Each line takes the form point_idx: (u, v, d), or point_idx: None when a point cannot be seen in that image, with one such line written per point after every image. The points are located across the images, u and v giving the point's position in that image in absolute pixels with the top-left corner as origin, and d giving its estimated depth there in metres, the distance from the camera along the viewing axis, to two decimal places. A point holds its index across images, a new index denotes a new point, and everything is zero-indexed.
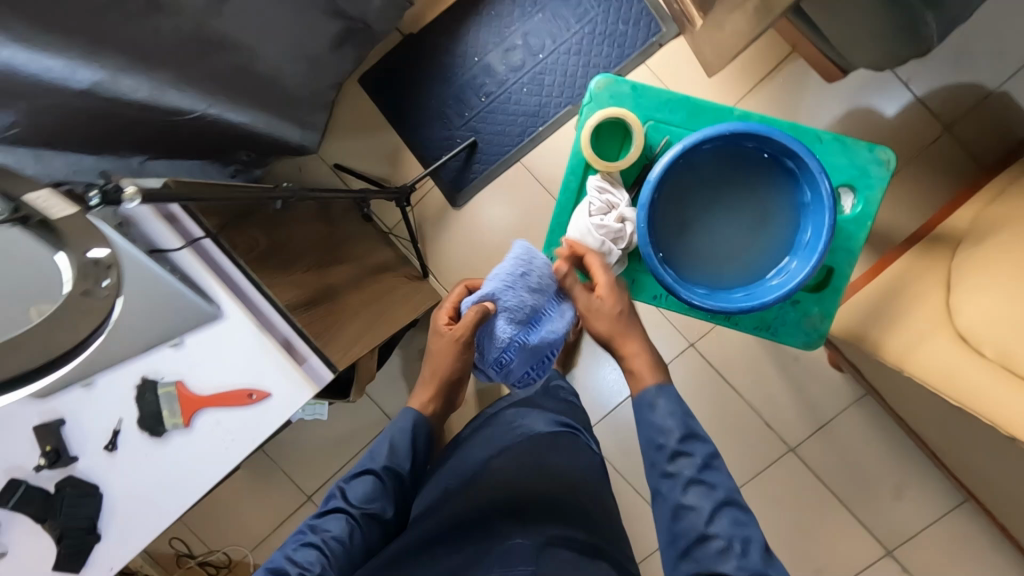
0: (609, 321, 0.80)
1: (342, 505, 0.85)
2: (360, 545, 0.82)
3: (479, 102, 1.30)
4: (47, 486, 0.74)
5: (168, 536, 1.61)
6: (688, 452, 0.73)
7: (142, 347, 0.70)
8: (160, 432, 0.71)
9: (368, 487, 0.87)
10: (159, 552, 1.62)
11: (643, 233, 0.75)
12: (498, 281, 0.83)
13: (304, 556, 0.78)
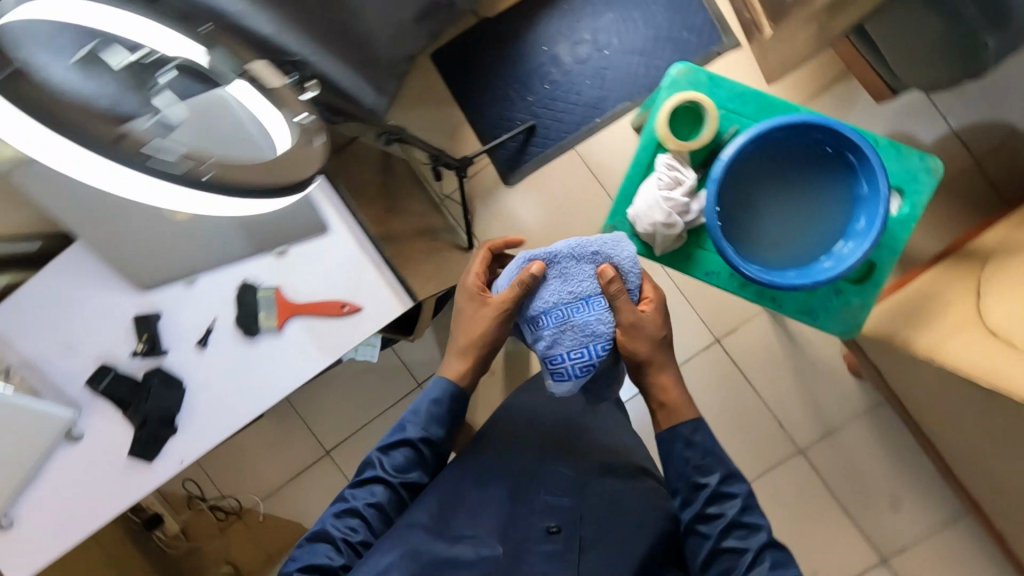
0: (650, 341, 0.87)
1: (383, 477, 0.89)
2: (396, 510, 0.90)
3: (542, 89, 1.38)
4: (136, 374, 0.79)
5: (182, 477, 1.63)
6: (731, 494, 0.87)
7: (249, 251, 0.75)
8: (253, 333, 0.76)
9: (404, 459, 0.91)
10: (170, 492, 1.64)
11: (711, 205, 0.82)
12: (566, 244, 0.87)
13: (348, 524, 0.85)
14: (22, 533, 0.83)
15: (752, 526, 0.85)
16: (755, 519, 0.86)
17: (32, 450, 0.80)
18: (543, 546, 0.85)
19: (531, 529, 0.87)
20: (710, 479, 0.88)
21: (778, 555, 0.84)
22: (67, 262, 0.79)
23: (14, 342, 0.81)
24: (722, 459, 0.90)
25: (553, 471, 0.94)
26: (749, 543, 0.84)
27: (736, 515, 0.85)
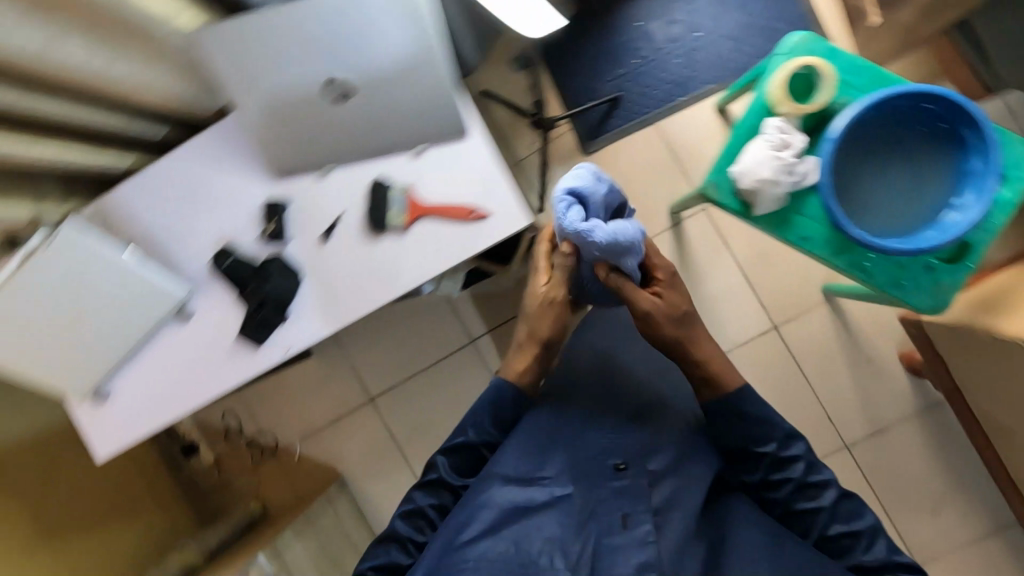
0: (672, 327, 0.96)
1: (444, 483, 0.96)
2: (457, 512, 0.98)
3: (632, 63, 1.40)
4: (256, 257, 0.81)
5: (221, 409, 1.63)
6: (792, 458, 0.92)
7: (386, 148, 0.77)
8: (378, 230, 0.78)
9: (462, 462, 0.98)
10: (208, 423, 1.64)
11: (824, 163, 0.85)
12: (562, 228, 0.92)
13: (415, 525, 0.94)
14: (121, 405, 0.87)
15: (819, 484, 0.90)
16: (822, 476, 0.91)
17: (144, 321, 0.83)
18: (613, 483, 0.91)
19: (599, 471, 0.92)
20: (767, 450, 0.92)
21: (854, 504, 0.89)
22: (204, 143, 0.82)
23: (138, 215, 0.83)
24: (775, 425, 0.93)
25: (611, 418, 0.97)
26: (822, 501, 0.89)
27: (802, 479, 0.90)
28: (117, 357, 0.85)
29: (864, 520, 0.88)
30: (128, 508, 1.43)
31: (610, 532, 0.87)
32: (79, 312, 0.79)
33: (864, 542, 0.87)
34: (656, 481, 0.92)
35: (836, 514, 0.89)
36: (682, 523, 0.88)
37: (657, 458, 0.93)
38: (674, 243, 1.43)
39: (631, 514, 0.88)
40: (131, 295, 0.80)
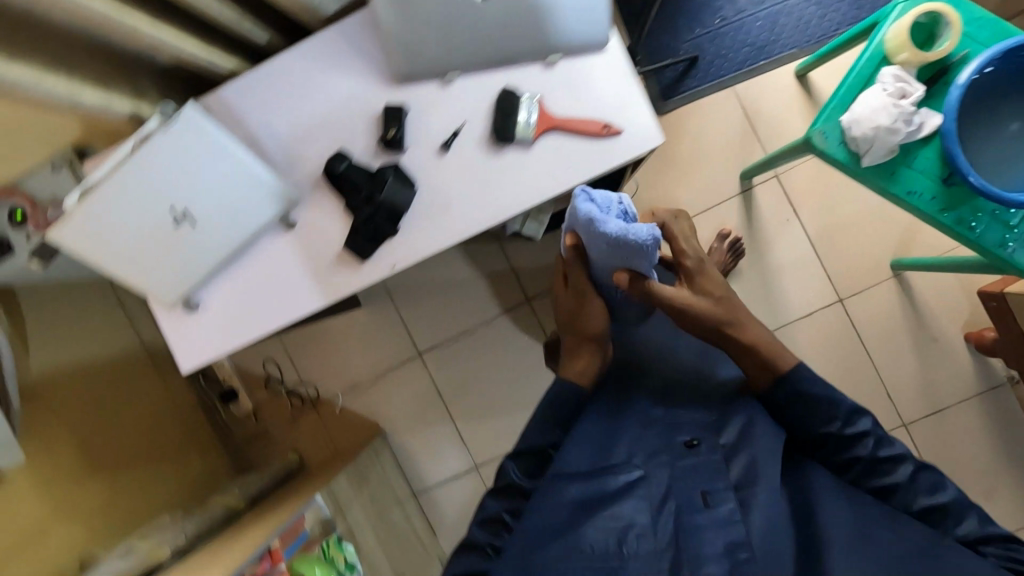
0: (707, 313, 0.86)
1: (513, 485, 0.86)
2: None
3: (712, 23, 1.37)
4: (370, 165, 0.77)
5: (264, 356, 1.59)
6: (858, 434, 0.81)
7: (518, 56, 0.74)
8: (502, 142, 0.75)
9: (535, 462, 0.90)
10: (248, 371, 1.60)
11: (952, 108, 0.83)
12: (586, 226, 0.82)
13: (492, 530, 0.83)
14: (210, 318, 0.82)
15: (891, 459, 0.79)
16: (895, 449, 0.79)
17: (244, 231, 0.78)
18: (686, 461, 0.85)
19: (666, 448, 0.87)
20: (827, 429, 0.82)
21: (934, 474, 0.77)
22: (320, 43, 0.77)
23: (242, 116, 0.79)
24: (834, 401, 0.82)
25: (679, 399, 0.93)
26: (898, 477, 0.78)
27: (873, 456, 0.79)
28: (210, 267, 0.78)
29: (949, 493, 0.76)
30: (165, 453, 1.37)
31: (686, 512, 0.80)
32: (186, 211, 0.75)
33: (953, 518, 0.74)
34: (731, 453, 0.86)
35: (917, 488, 0.77)
36: (770, 492, 0.80)
37: (728, 428, 0.88)
38: (743, 210, 1.41)
39: (712, 492, 0.81)
40: (240, 199, 0.76)
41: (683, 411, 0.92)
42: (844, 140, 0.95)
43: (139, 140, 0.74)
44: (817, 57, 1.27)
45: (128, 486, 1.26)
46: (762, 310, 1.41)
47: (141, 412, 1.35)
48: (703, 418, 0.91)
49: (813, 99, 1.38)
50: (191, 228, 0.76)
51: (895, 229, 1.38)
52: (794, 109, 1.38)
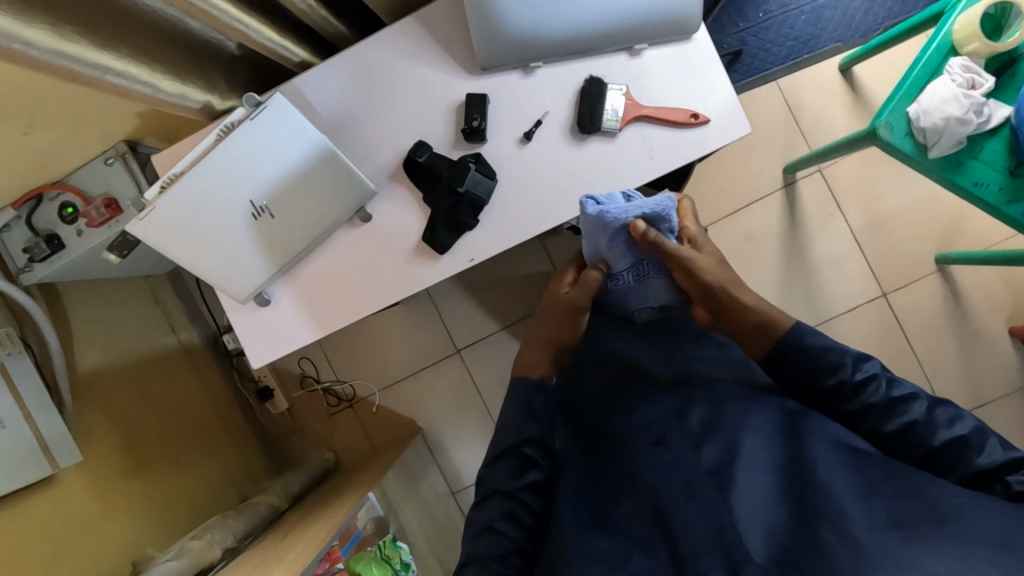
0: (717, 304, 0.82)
1: (497, 491, 0.76)
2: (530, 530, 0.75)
3: (756, 17, 1.34)
4: (451, 155, 0.76)
5: (298, 355, 1.56)
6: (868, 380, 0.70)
7: (605, 45, 0.73)
8: (585, 134, 0.74)
9: (516, 464, 0.78)
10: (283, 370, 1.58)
11: None
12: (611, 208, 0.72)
13: (489, 540, 0.72)
14: (282, 313, 0.80)
15: (905, 399, 0.67)
16: (907, 390, 0.68)
17: (320, 224, 0.77)
18: (663, 457, 0.70)
19: (639, 447, 0.74)
20: (834, 376, 0.70)
21: (950, 409, 0.66)
22: (399, 32, 0.76)
23: (319, 106, 0.77)
24: (836, 347, 0.72)
25: (650, 394, 0.81)
26: (913, 416, 0.66)
27: (886, 398, 0.68)
28: (286, 260, 0.77)
29: (968, 424, 0.64)
30: (209, 450, 1.34)
31: (672, 510, 0.63)
32: (264, 204, 0.75)
33: (977, 451, 0.62)
34: (701, 443, 0.70)
35: (933, 423, 0.65)
36: (755, 477, 0.64)
37: (691, 420, 0.74)
38: (785, 205, 1.40)
39: (693, 482, 0.65)
40: (320, 192, 0.75)
41: (651, 410, 0.78)
42: (910, 131, 0.94)
43: (223, 132, 0.74)
44: (865, 51, 1.26)
45: (181, 481, 1.23)
46: (804, 304, 1.40)
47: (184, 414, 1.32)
48: (668, 407, 0.78)
49: (857, 93, 1.38)
50: (269, 220, 0.75)
51: (938, 222, 1.37)
52: (838, 104, 1.38)
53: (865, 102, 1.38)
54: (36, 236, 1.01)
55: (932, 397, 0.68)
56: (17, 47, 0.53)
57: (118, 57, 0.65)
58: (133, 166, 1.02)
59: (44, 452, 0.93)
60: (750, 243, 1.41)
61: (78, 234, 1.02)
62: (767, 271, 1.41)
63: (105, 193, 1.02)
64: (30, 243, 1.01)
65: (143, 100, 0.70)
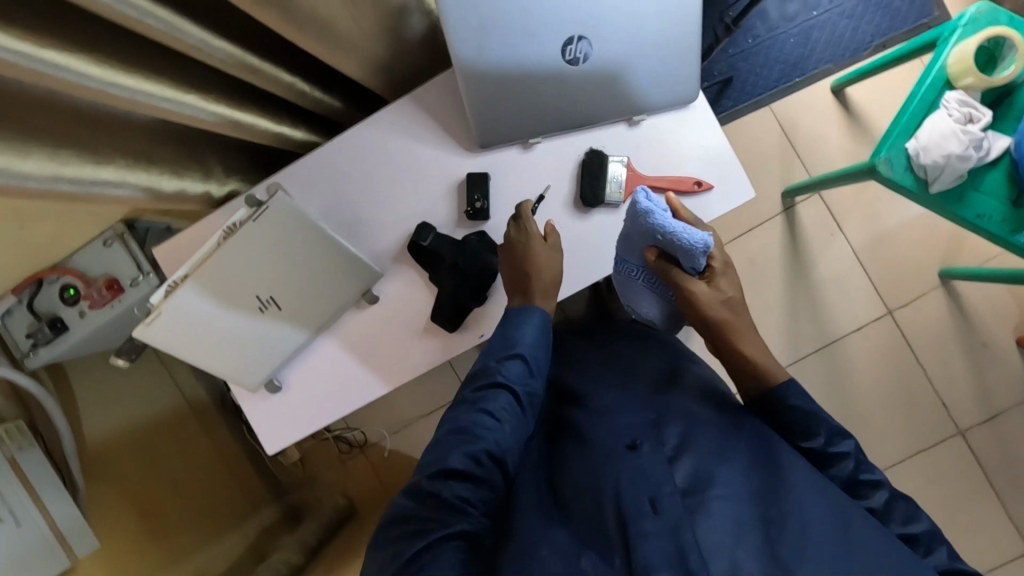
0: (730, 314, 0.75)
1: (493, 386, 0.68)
2: (514, 435, 0.67)
3: (745, 42, 1.33)
4: (456, 234, 0.76)
5: None
6: (839, 454, 0.65)
7: (606, 118, 0.73)
8: (590, 206, 0.74)
9: (515, 370, 0.69)
10: None
11: None
12: (653, 210, 0.64)
13: (473, 428, 0.65)
14: (294, 399, 0.80)
15: (871, 485, 0.63)
16: (875, 476, 0.64)
17: (328, 309, 0.77)
18: (630, 463, 0.60)
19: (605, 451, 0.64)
20: (807, 442, 0.66)
21: (913, 503, 0.63)
22: (395, 113, 0.76)
23: (321, 190, 0.77)
24: (822, 414, 0.66)
25: (626, 397, 0.73)
26: (873, 503, 0.63)
27: (852, 477, 0.64)
28: (298, 344, 0.77)
29: (924, 524, 0.61)
30: (238, 511, 1.33)
31: (630, 525, 0.54)
32: (271, 297, 0.74)
33: (925, 552, 0.60)
34: (676, 458, 0.62)
35: (889, 515, 0.62)
36: (731, 507, 0.56)
37: (668, 433, 0.65)
38: (785, 228, 1.40)
39: (659, 497, 0.56)
40: (329, 276, 0.75)
41: (616, 413, 0.70)
42: (910, 166, 0.94)
43: (225, 234, 0.70)
44: (857, 75, 1.26)
45: (177, 546, 1.14)
46: (811, 326, 1.40)
47: (182, 471, 1.23)
48: (645, 418, 0.68)
49: (852, 113, 1.37)
50: (277, 312, 0.74)
51: (939, 238, 1.37)
52: (832, 124, 1.38)
53: (859, 122, 1.38)
54: (38, 322, 1.00)
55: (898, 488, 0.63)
56: (18, 184, 0.53)
57: (116, 168, 0.64)
58: (131, 246, 1.01)
59: (61, 542, 0.93)
60: (754, 267, 1.41)
61: (79, 315, 1.00)
62: (772, 295, 1.40)
63: (105, 273, 1.01)
64: (33, 329, 1.00)
65: (142, 200, 0.69)
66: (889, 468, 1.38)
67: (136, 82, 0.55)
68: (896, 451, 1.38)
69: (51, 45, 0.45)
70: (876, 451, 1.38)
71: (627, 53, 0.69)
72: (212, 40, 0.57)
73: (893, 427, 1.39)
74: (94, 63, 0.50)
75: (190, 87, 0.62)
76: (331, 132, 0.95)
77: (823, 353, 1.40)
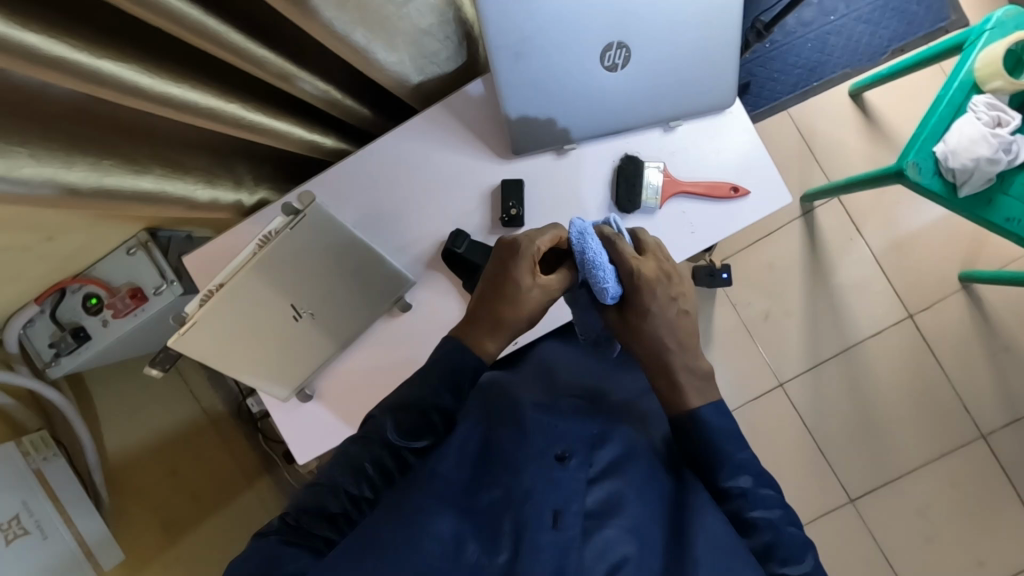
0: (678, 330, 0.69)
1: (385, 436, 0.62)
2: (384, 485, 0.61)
3: (762, 48, 1.34)
4: (488, 241, 0.76)
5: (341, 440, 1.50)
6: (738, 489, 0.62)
7: (644, 124, 0.73)
8: (627, 212, 0.73)
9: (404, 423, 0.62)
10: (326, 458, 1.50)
11: None
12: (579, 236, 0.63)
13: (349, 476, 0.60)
14: (323, 409, 0.79)
15: (758, 523, 0.60)
16: (768, 514, 0.60)
17: (357, 320, 0.76)
18: (552, 475, 0.60)
19: (533, 451, 0.63)
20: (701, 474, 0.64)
21: (802, 545, 0.59)
22: (429, 120, 0.76)
23: (354, 198, 0.76)
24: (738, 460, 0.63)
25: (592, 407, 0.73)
26: (754, 541, 0.59)
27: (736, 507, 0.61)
28: (331, 354, 0.77)
29: (804, 567, 0.58)
30: (237, 489, 1.29)
31: (527, 530, 0.55)
32: (308, 310, 0.74)
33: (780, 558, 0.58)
34: (597, 480, 0.63)
35: (772, 554, 0.58)
36: (625, 537, 0.58)
37: (598, 454, 0.65)
38: (805, 232, 1.40)
39: (563, 511, 0.58)
40: (351, 284, 0.75)
41: (563, 419, 0.68)
42: (937, 170, 0.93)
43: (262, 242, 0.72)
44: (875, 79, 1.26)
45: (159, 538, 1.08)
46: (830, 329, 1.40)
47: (186, 475, 1.19)
48: (586, 429, 0.68)
49: (869, 117, 1.37)
50: (309, 323, 0.74)
51: (959, 242, 1.37)
52: (850, 129, 1.38)
53: (877, 127, 1.38)
54: (61, 331, 0.99)
55: (789, 529, 0.59)
56: (62, 194, 0.52)
57: (156, 177, 0.63)
58: (155, 253, 1.00)
59: (88, 556, 0.92)
60: (773, 272, 1.41)
61: (103, 324, 0.99)
62: (792, 300, 1.40)
63: (128, 282, 1.00)
64: (56, 338, 0.99)
65: (178, 210, 0.69)
66: (914, 471, 1.37)
67: (184, 91, 0.54)
68: (919, 453, 1.37)
69: (105, 55, 0.45)
70: (898, 455, 1.38)
71: (662, 59, 0.69)
72: (255, 48, 0.57)
73: (916, 431, 1.38)
74: (144, 72, 0.50)
75: (232, 97, 0.63)
76: (358, 140, 0.95)
77: (841, 358, 1.40)
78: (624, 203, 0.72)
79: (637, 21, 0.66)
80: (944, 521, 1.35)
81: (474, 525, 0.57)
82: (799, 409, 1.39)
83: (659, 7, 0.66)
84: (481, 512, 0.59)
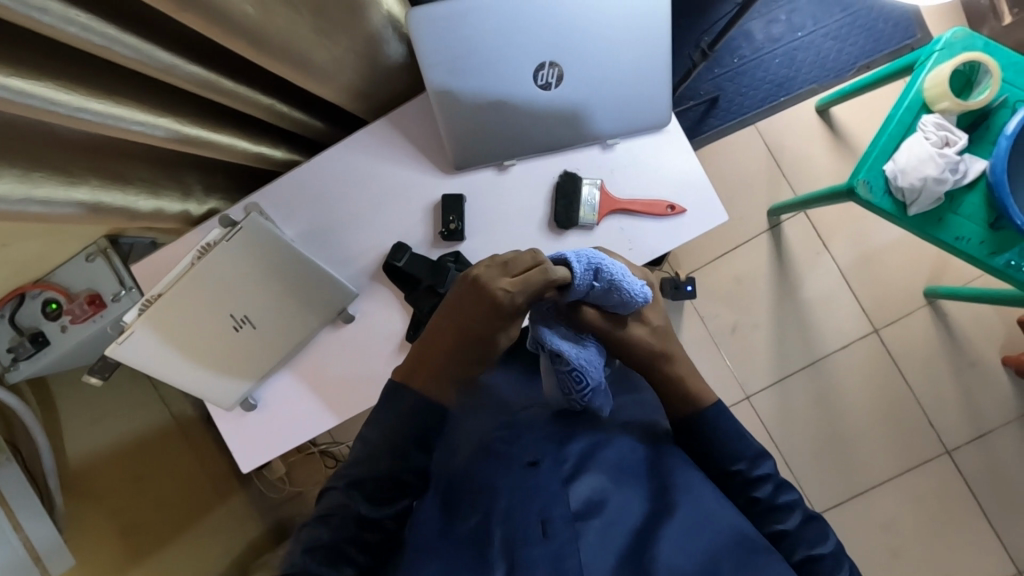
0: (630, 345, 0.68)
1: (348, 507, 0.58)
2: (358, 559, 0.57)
3: (731, 62, 1.34)
4: (430, 254, 0.77)
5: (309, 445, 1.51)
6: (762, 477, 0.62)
7: (582, 142, 0.74)
8: (564, 228, 0.74)
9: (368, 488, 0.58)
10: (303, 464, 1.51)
11: (1001, 161, 0.89)
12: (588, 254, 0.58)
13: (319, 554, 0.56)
14: (269, 418, 0.79)
15: (787, 507, 0.60)
16: (793, 496, 0.61)
17: (302, 327, 0.76)
18: (525, 480, 0.56)
19: (501, 465, 0.59)
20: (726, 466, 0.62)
21: (823, 526, 0.60)
22: (373, 136, 0.77)
23: (299, 211, 0.77)
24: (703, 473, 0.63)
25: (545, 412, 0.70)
26: (787, 525, 0.59)
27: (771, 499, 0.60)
28: (270, 367, 0.77)
29: (830, 544, 0.59)
30: (206, 495, 1.27)
31: (518, 547, 0.49)
32: (246, 316, 0.74)
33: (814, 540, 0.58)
34: (576, 477, 0.57)
35: (800, 537, 0.58)
36: (616, 535, 0.51)
37: (569, 451, 0.60)
38: (772, 245, 1.41)
39: (550, 518, 0.51)
40: (291, 291, 0.75)
41: (529, 429, 0.65)
42: (889, 189, 0.94)
43: (199, 253, 0.73)
44: (840, 96, 1.27)
45: (117, 547, 1.06)
46: (799, 341, 1.40)
47: (154, 483, 1.19)
48: (549, 433, 0.64)
49: (836, 133, 1.39)
50: (251, 331, 0.75)
51: (925, 257, 1.38)
52: (818, 144, 1.39)
53: (845, 142, 1.39)
54: (20, 336, 0.99)
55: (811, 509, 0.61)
56: None
57: (91, 189, 0.64)
58: (114, 261, 1.01)
59: (36, 561, 0.92)
60: (740, 286, 1.41)
61: (62, 329, 0.99)
62: (760, 314, 1.41)
63: (87, 288, 1.01)
64: (14, 343, 0.99)
65: (119, 220, 0.70)
66: (879, 486, 1.37)
67: (107, 106, 0.54)
68: (884, 468, 1.37)
69: (13, 73, 0.44)
70: (864, 470, 1.38)
71: (595, 81, 0.70)
72: (184, 65, 0.57)
73: (882, 445, 1.38)
74: (61, 88, 0.49)
75: (167, 110, 0.63)
76: (311, 149, 0.96)
77: (809, 372, 1.40)
78: (560, 221, 0.73)
79: (569, 44, 0.69)
80: (911, 535, 1.35)
81: (453, 552, 0.53)
82: (766, 422, 1.39)
83: (590, 32, 0.68)
84: (459, 538, 0.54)
